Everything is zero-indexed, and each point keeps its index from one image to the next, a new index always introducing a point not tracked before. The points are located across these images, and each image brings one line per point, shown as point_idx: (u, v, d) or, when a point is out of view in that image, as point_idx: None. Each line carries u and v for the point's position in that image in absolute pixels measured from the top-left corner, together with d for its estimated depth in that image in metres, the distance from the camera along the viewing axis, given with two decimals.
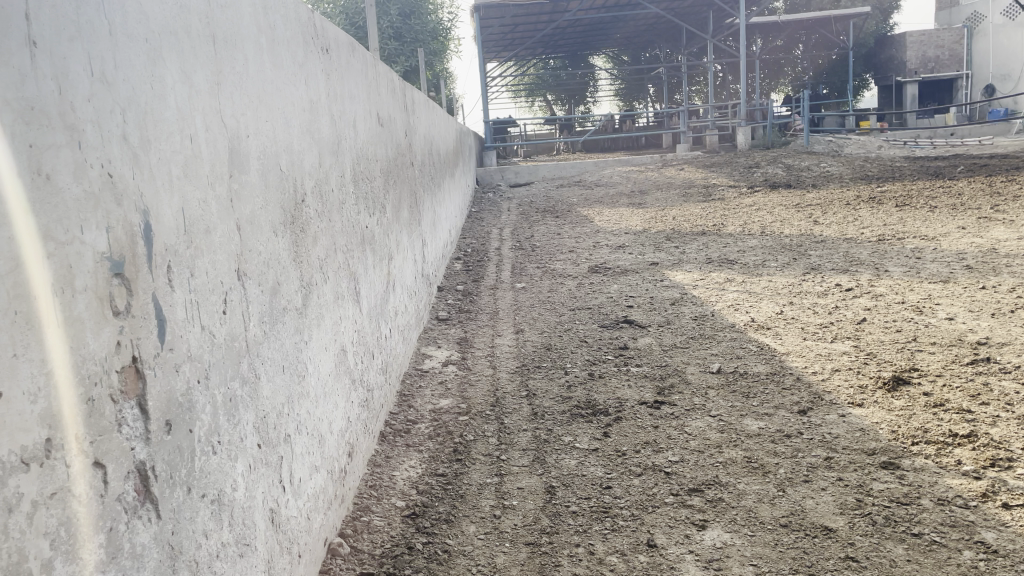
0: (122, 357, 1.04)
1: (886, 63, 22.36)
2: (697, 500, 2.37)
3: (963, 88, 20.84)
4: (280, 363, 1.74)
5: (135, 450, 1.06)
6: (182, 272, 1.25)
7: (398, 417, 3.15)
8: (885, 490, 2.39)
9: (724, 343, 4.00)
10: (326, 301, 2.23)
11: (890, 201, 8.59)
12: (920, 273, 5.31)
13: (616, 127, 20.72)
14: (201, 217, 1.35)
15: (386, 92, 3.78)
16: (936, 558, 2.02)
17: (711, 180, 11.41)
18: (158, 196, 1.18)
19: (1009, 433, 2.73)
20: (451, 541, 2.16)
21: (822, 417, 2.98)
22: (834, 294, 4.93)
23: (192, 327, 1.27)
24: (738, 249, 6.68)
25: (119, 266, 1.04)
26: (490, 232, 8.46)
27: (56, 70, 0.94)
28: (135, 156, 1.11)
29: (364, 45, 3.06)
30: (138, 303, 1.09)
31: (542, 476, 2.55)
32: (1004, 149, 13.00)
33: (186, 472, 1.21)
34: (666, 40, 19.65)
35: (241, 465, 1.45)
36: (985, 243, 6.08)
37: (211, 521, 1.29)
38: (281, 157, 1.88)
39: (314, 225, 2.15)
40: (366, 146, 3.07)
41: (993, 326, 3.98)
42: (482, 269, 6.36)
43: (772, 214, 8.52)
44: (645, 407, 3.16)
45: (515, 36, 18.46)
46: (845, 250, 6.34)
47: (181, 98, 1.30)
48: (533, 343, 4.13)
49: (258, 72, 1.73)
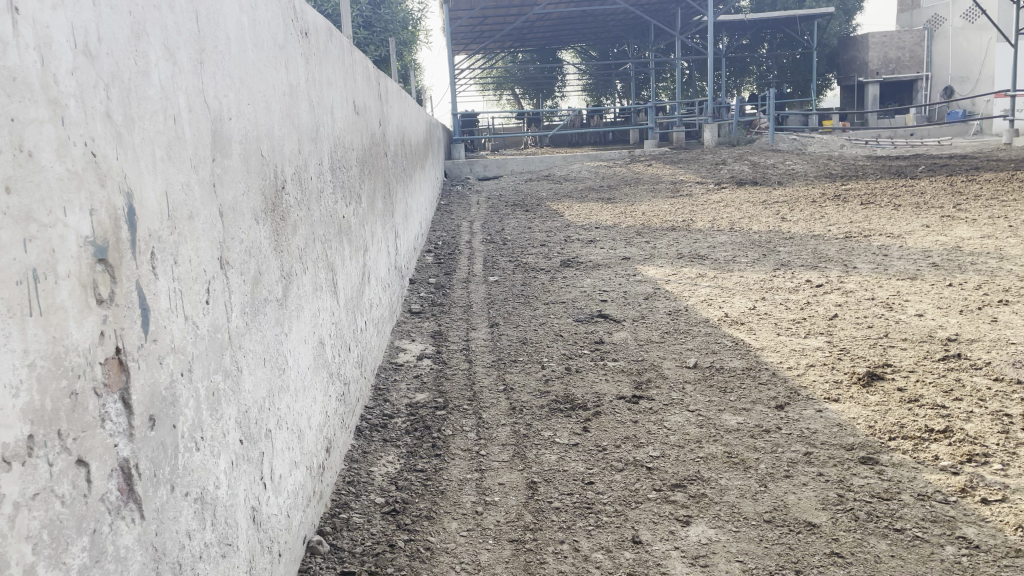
0: (105, 349, 0.98)
1: (849, 64, 22.62)
2: (680, 495, 2.35)
3: (922, 89, 21.04)
4: (261, 356, 1.68)
5: (118, 447, 1.00)
6: (166, 259, 1.19)
7: (374, 411, 3.09)
8: (866, 485, 2.40)
9: (700, 338, 4.00)
10: (306, 292, 2.17)
11: (855, 199, 8.70)
12: (887, 270, 5.37)
13: (584, 122, 20.72)
14: (184, 201, 1.28)
15: (362, 80, 3.71)
16: (920, 553, 2.03)
17: (679, 176, 11.46)
18: (141, 178, 1.12)
19: (983, 428, 2.76)
20: (433, 538, 2.12)
21: (800, 412, 2.98)
22: (805, 290, 4.97)
23: (175, 317, 1.21)
24: (708, 245, 6.71)
25: (103, 251, 0.98)
26: (460, 225, 8.39)
27: (39, 40, 0.88)
28: (118, 135, 1.05)
29: (341, 32, 2.99)
30: (122, 291, 1.03)
31: (523, 471, 2.51)
32: (963, 149, 13.26)
33: (170, 469, 1.15)
34: (634, 36, 19.59)
35: (223, 460, 1.39)
36: (950, 241, 6.18)
37: (194, 521, 1.23)
38: (263, 142, 1.81)
39: (294, 214, 2.09)
40: (343, 134, 3.00)
41: (962, 322, 4.04)
42: (453, 263, 6.30)
43: (740, 210, 8.56)
44: (624, 401, 3.14)
45: (485, 28, 18.32)
46: (813, 246, 6.40)
47: (164, 76, 1.23)
48: (508, 337, 4.09)
49: (239, 51, 1.66)
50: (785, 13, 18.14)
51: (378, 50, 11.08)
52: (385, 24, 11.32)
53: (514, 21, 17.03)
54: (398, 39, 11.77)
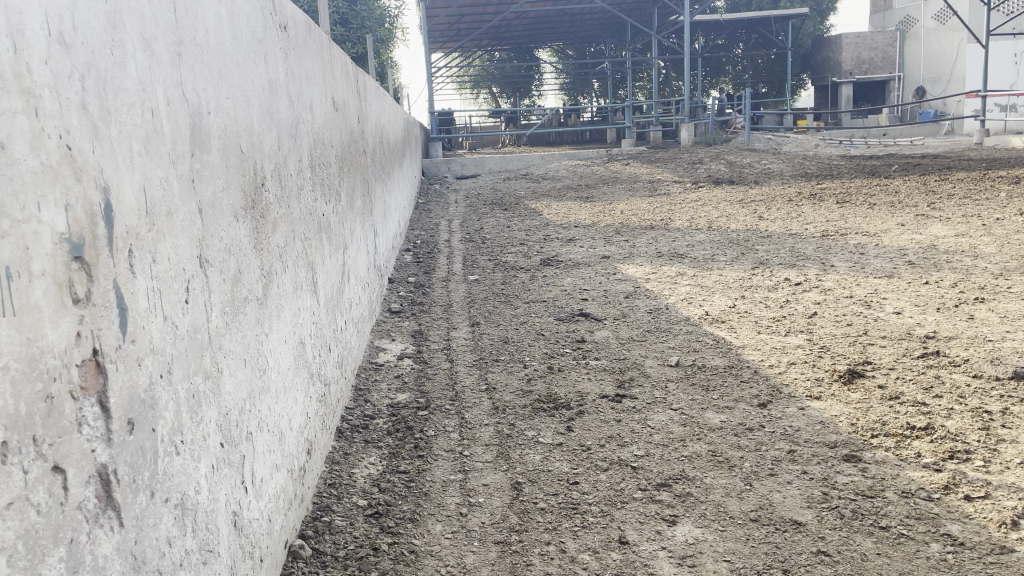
0: (82, 350, 0.94)
1: (823, 64, 22.81)
2: (666, 495, 2.34)
3: (895, 89, 21.25)
4: (241, 356, 1.63)
5: (96, 453, 0.96)
6: (144, 257, 1.14)
7: (354, 412, 3.05)
8: (851, 483, 2.39)
9: (681, 336, 4.00)
10: (286, 291, 2.12)
11: (831, 198, 8.76)
12: (865, 269, 5.40)
13: (561, 121, 20.69)
14: (162, 197, 1.24)
15: (341, 76, 3.66)
16: (906, 551, 2.02)
17: (656, 176, 11.47)
18: (119, 172, 1.08)
19: (963, 425, 2.78)
20: (418, 541, 2.09)
21: (782, 410, 2.98)
22: (785, 288, 4.98)
23: (154, 317, 1.17)
24: (687, 243, 6.71)
25: (79, 249, 0.94)
26: (438, 224, 8.33)
27: (11, 26, 0.84)
28: (94, 127, 1.01)
29: (320, 27, 2.93)
30: (98, 289, 0.99)
31: (507, 472, 2.49)
32: (934, 149, 13.39)
33: (149, 475, 1.11)
34: (611, 35, 19.57)
35: (204, 465, 1.35)
36: (925, 240, 6.23)
37: (175, 527, 1.19)
38: (242, 136, 1.76)
39: (273, 211, 2.05)
40: (322, 130, 2.96)
41: (939, 320, 4.06)
42: (432, 262, 6.25)
43: (717, 209, 8.59)
44: (607, 400, 3.12)
45: (462, 26, 18.24)
46: (791, 245, 6.42)
47: (142, 67, 1.19)
48: (489, 336, 4.06)
49: (218, 44, 1.62)
50: (762, 14, 18.23)
51: (355, 47, 10.92)
52: (361, 21, 11.14)
53: (492, 20, 16.93)
54: (375, 36, 11.66)
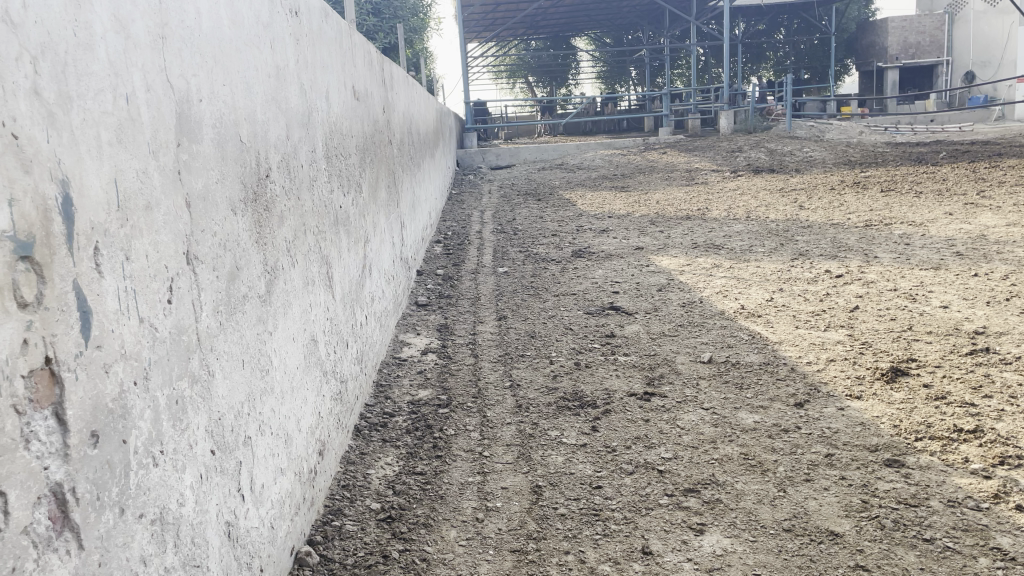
0: (30, 359, 0.87)
1: (868, 48, 22.25)
2: (694, 501, 2.22)
3: (943, 74, 20.77)
4: (239, 357, 1.56)
5: (48, 471, 0.89)
6: (114, 255, 1.06)
7: (374, 409, 2.98)
8: (893, 491, 2.25)
9: (715, 331, 3.85)
10: (295, 287, 2.04)
11: (875, 185, 8.50)
12: (909, 260, 5.18)
13: (597, 110, 20.44)
14: (139, 190, 1.16)
15: (363, 65, 3.58)
16: (950, 566, 1.89)
17: (693, 164, 11.23)
18: (81, 163, 0.99)
19: (1015, 428, 2.60)
20: (430, 548, 2.00)
21: (820, 411, 2.83)
22: (824, 280, 4.80)
23: (127, 320, 1.08)
24: (723, 234, 6.53)
25: (28, 248, 0.87)
26: (471, 215, 8.23)
27: None
28: (49, 113, 0.93)
29: (338, 13, 2.85)
30: (52, 292, 0.91)
31: (527, 475, 2.39)
32: (985, 135, 12.92)
33: (117, 491, 1.02)
34: (648, 21, 19.28)
35: (190, 475, 1.27)
36: (974, 229, 5.98)
37: (152, 544, 1.11)
38: (240, 125, 1.68)
39: (279, 204, 1.96)
40: (340, 120, 2.87)
41: (989, 314, 3.86)
42: (462, 253, 6.16)
43: (756, 198, 8.35)
44: (635, 399, 3.01)
45: (497, 15, 18.12)
46: (832, 235, 6.21)
47: (114, 50, 1.10)
48: (516, 331, 3.96)
49: (212, 27, 1.53)
50: None
51: (387, 37, 10.84)
52: (393, 12, 11.05)
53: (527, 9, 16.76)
54: (407, 26, 11.55)
